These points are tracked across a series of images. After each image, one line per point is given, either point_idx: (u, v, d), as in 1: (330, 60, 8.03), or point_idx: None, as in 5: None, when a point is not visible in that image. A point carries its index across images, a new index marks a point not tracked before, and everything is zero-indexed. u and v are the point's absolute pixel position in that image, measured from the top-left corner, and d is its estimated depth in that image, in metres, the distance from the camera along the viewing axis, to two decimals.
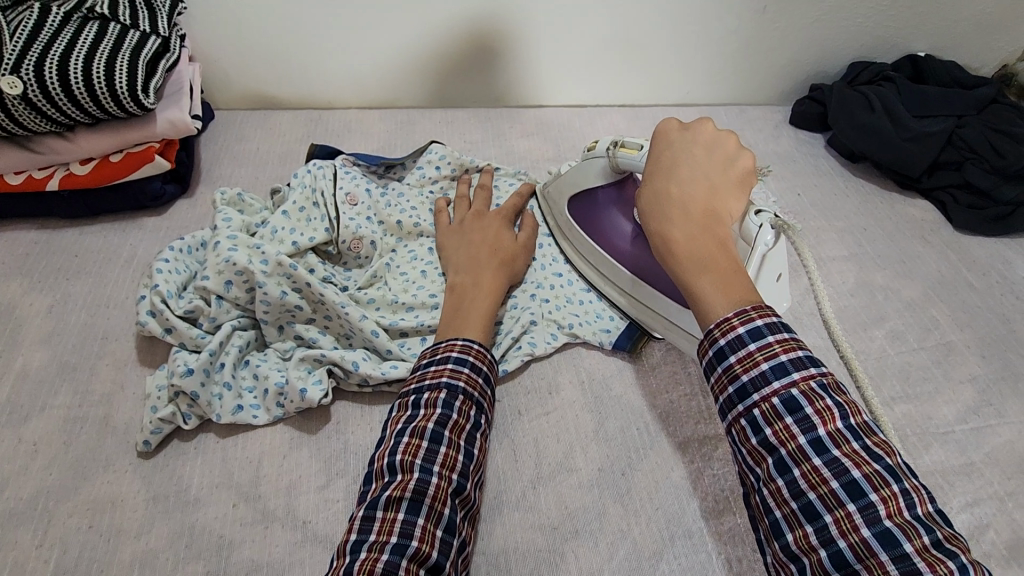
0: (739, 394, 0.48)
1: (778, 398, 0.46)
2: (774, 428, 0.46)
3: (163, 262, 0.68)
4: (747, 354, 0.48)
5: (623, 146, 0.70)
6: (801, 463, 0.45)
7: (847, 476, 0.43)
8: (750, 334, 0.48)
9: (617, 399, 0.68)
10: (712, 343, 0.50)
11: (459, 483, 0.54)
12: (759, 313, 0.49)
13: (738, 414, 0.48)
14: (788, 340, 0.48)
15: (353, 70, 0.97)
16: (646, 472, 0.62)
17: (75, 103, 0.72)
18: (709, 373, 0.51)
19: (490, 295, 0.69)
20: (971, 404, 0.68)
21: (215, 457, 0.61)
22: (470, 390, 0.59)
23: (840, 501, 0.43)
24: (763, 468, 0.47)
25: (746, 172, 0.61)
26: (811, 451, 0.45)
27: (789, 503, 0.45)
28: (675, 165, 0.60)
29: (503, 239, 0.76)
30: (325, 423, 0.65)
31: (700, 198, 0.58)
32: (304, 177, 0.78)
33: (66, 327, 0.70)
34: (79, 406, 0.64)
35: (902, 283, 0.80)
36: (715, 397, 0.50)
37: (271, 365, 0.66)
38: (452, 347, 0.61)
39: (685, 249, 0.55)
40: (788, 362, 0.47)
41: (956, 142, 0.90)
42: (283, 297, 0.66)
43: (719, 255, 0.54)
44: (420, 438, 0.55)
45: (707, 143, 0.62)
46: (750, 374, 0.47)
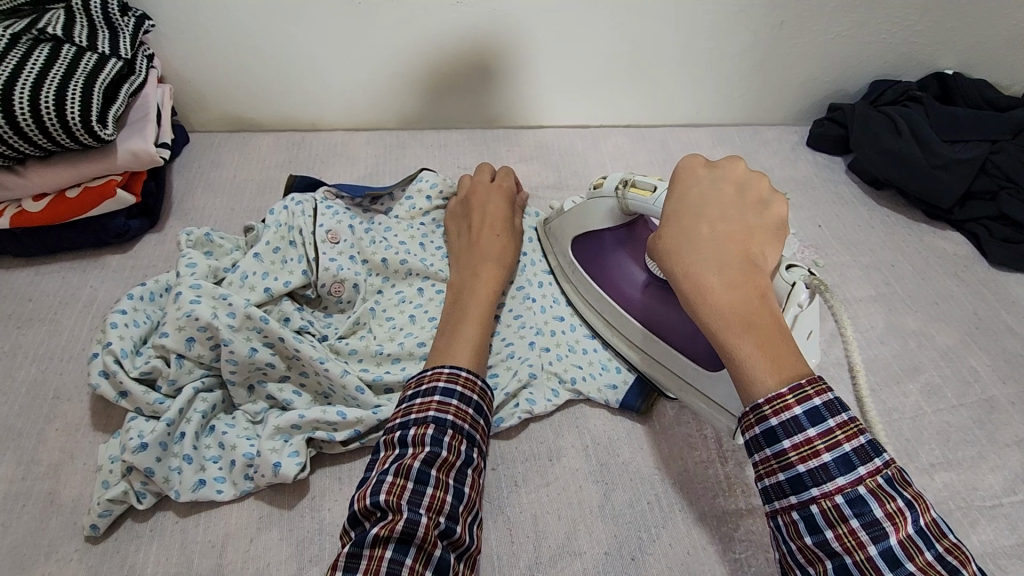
0: (792, 485, 0.41)
1: (843, 496, 0.40)
2: (837, 530, 0.40)
3: (119, 314, 0.61)
4: (806, 441, 0.41)
5: (634, 185, 0.61)
6: (868, 575, 0.39)
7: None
8: (807, 416, 0.41)
9: (624, 467, 0.61)
10: (761, 420, 0.43)
11: (447, 526, 0.47)
12: (815, 389, 0.42)
13: (790, 506, 0.42)
14: (851, 425, 0.41)
15: (337, 90, 0.90)
16: (659, 556, 0.55)
17: (22, 135, 0.65)
18: (753, 452, 0.44)
19: (488, 280, 0.66)
20: (1018, 470, 0.61)
21: (173, 540, 0.54)
22: (460, 423, 0.53)
23: None
24: (818, 570, 0.41)
25: (781, 219, 0.52)
26: (882, 563, 0.38)
27: None
28: (704, 206, 0.51)
29: (503, 220, 0.74)
30: (300, 497, 0.58)
31: (734, 242, 0.49)
32: (280, 214, 0.71)
33: (14, 384, 0.63)
34: (23, 479, 0.57)
35: (936, 327, 0.73)
36: (761, 480, 0.43)
37: (239, 431, 0.59)
38: (438, 375, 0.55)
39: (723, 298, 0.46)
40: (853, 454, 0.40)
41: (990, 170, 0.83)
42: (252, 354, 0.59)
43: (763, 312, 0.45)
44: (406, 477, 0.48)
45: (738, 183, 0.53)
46: (807, 464, 0.41)
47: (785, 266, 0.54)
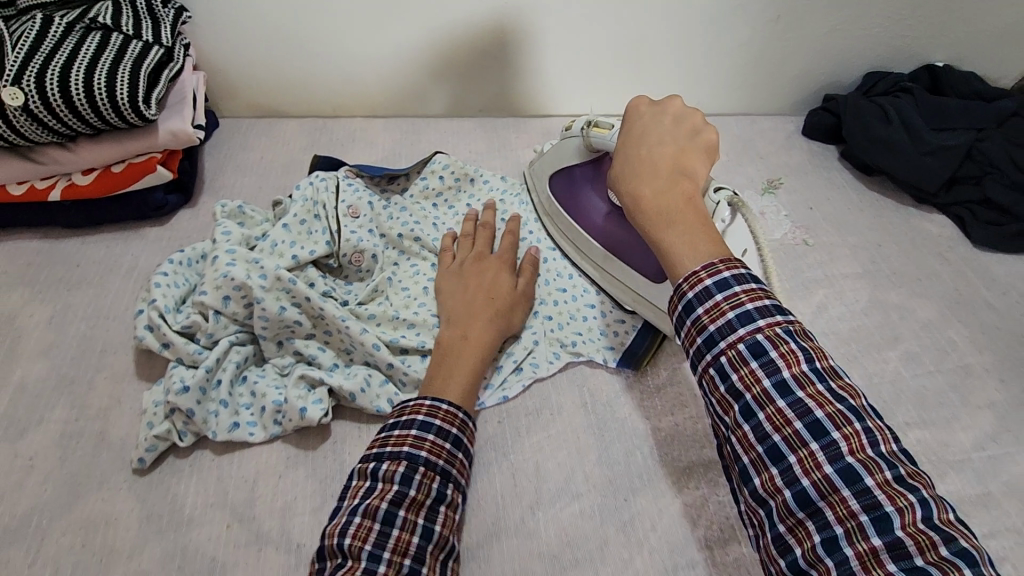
0: (707, 344, 0.46)
1: (744, 343, 0.45)
2: (740, 373, 0.44)
3: (162, 275, 0.67)
4: (714, 305, 0.46)
5: (596, 126, 0.74)
6: (765, 407, 0.43)
7: (810, 417, 0.42)
8: (716, 285, 0.46)
9: (620, 422, 0.66)
10: (681, 297, 0.48)
11: (411, 569, 0.48)
12: (726, 265, 0.47)
13: (707, 364, 0.46)
14: (755, 291, 0.46)
15: (357, 79, 0.96)
16: (649, 498, 0.60)
17: (76, 113, 0.72)
18: (680, 329, 0.49)
19: (479, 339, 0.65)
20: (989, 430, 0.66)
21: (210, 475, 0.60)
22: (434, 459, 0.54)
23: (804, 441, 0.42)
24: (731, 417, 0.45)
25: (712, 140, 0.61)
26: (776, 393, 0.43)
27: (756, 448, 0.43)
28: (645, 134, 0.61)
29: (504, 282, 0.71)
30: (323, 440, 0.64)
31: (666, 161, 0.58)
32: (306, 189, 0.77)
33: (65, 339, 0.70)
34: (75, 421, 0.63)
35: (918, 302, 0.77)
36: (686, 351, 0.48)
37: (269, 381, 0.65)
38: (419, 408, 0.57)
39: (652, 202, 0.55)
40: (754, 311, 0.45)
41: (976, 157, 0.87)
42: (282, 312, 0.65)
43: (685, 207, 0.53)
44: (372, 518, 0.49)
45: (675, 116, 0.62)
46: (716, 324, 0.46)
47: (714, 189, 0.65)
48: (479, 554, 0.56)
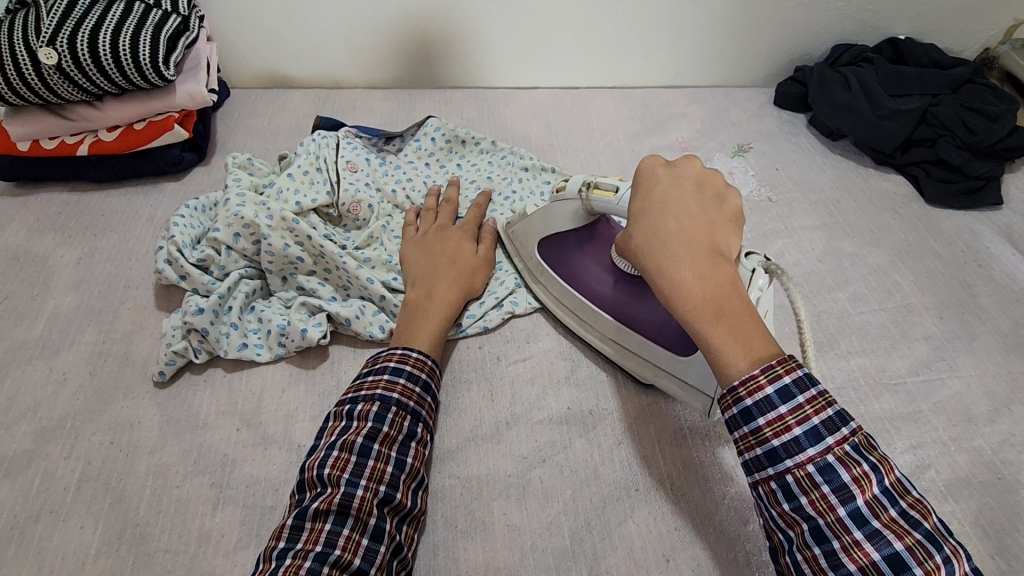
0: (769, 458, 0.45)
1: (813, 465, 0.44)
2: (810, 496, 0.44)
3: (180, 217, 0.75)
4: (777, 418, 0.45)
5: (597, 187, 0.64)
6: (840, 535, 0.43)
7: (887, 548, 0.42)
8: (778, 394, 0.45)
9: (588, 348, 0.73)
10: (736, 400, 0.46)
11: (387, 493, 0.53)
12: (785, 368, 0.45)
13: (768, 477, 0.46)
14: (818, 399, 0.45)
15: (357, 50, 1.04)
16: (612, 411, 0.67)
17: (103, 73, 0.80)
18: (733, 429, 0.48)
19: (444, 300, 0.69)
20: (924, 358, 0.72)
21: (222, 387, 0.68)
22: (405, 400, 0.59)
23: (883, 574, 0.42)
24: (796, 533, 0.45)
25: (736, 207, 0.55)
26: (851, 523, 0.43)
27: (827, 572, 0.43)
28: (668, 204, 0.54)
29: (464, 249, 0.76)
30: (322, 360, 0.71)
31: (701, 234, 0.52)
32: (309, 146, 0.84)
33: (93, 276, 0.78)
34: (103, 343, 0.71)
35: (869, 250, 0.84)
36: (742, 455, 0.47)
37: (274, 310, 0.73)
38: (391, 356, 0.62)
39: (693, 286, 0.49)
40: (821, 425, 0.44)
41: (930, 120, 0.94)
42: (286, 249, 0.73)
43: (733, 298, 0.48)
44: (349, 452, 0.54)
45: (694, 181, 0.56)
46: (781, 439, 0.45)
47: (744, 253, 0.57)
48: (459, 455, 0.63)
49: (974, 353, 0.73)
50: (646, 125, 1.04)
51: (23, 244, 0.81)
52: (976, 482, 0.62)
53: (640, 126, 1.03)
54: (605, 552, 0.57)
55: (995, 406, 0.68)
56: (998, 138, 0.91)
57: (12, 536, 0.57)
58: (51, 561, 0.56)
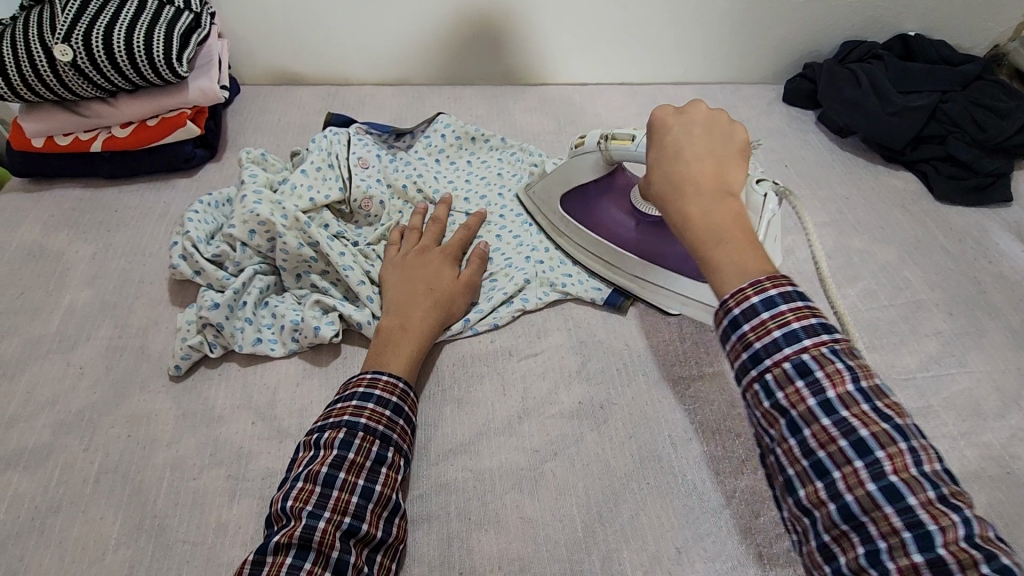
0: (752, 360, 0.44)
1: (789, 362, 0.43)
2: (785, 390, 0.43)
3: (194, 213, 0.76)
4: (759, 322, 0.43)
5: (614, 137, 0.69)
6: (811, 425, 0.42)
7: (855, 435, 0.40)
8: (766, 306, 0.44)
9: (599, 343, 0.73)
10: (726, 313, 0.45)
11: (352, 525, 0.52)
12: (772, 281, 0.44)
13: (750, 378, 0.44)
14: (803, 309, 0.44)
15: (367, 47, 1.04)
16: (623, 405, 0.67)
17: (117, 70, 0.80)
18: (722, 341, 0.46)
19: (416, 328, 0.67)
20: (933, 354, 0.73)
21: (237, 382, 0.69)
22: (373, 425, 0.58)
23: (849, 460, 0.41)
24: (776, 430, 0.44)
25: (741, 143, 0.57)
26: (820, 413, 0.42)
27: (801, 462, 0.43)
28: (677, 147, 0.55)
29: (441, 274, 0.73)
30: (335, 356, 0.72)
31: (709, 171, 0.53)
32: (321, 142, 0.85)
33: (108, 271, 0.79)
34: (119, 337, 0.72)
35: (878, 247, 0.85)
36: (727, 360, 0.46)
37: (287, 306, 0.73)
38: (360, 380, 0.61)
39: (703, 216, 0.50)
40: (800, 328, 0.43)
41: (940, 117, 0.94)
42: (299, 248, 0.73)
43: (735, 226, 0.49)
44: (313, 483, 0.53)
45: (703, 120, 0.57)
46: (761, 341, 0.43)
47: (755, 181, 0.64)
48: (471, 448, 0.64)
49: (984, 349, 0.73)
50: None
51: (39, 240, 0.81)
52: (985, 477, 0.63)
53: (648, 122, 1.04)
54: (617, 544, 0.58)
55: (1004, 402, 0.69)
56: (1008, 134, 0.90)
57: (33, 527, 0.58)
58: (72, 551, 0.57)
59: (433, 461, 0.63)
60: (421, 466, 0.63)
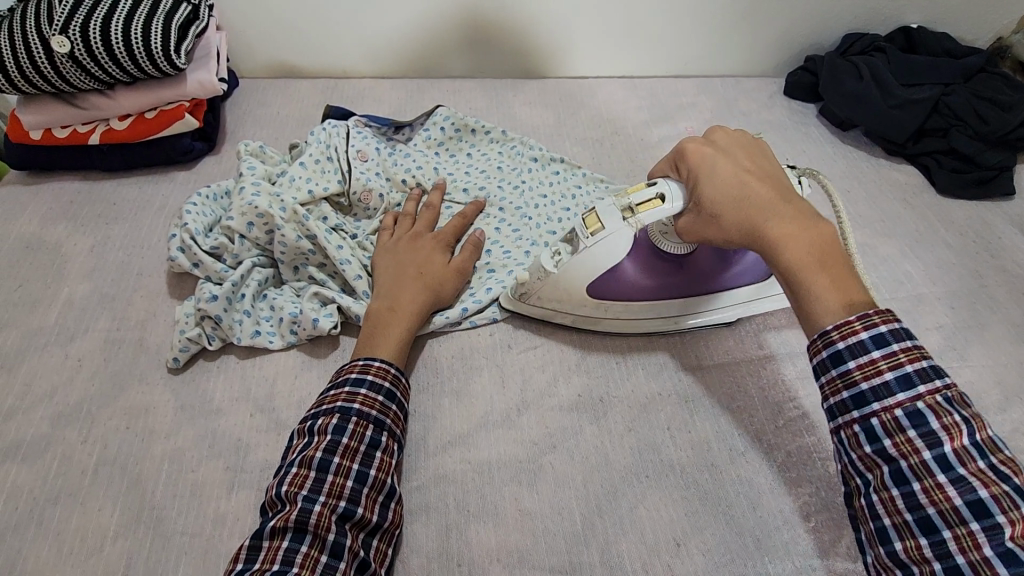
0: (855, 401, 0.46)
1: (901, 409, 0.44)
2: (894, 439, 0.44)
3: (192, 205, 0.76)
4: (869, 361, 0.46)
5: (638, 207, 0.63)
6: (922, 477, 0.43)
7: (972, 494, 0.42)
8: (872, 339, 0.46)
9: (599, 336, 0.73)
10: (828, 344, 0.47)
11: (346, 509, 0.52)
12: (882, 318, 0.46)
13: (851, 420, 0.46)
14: (914, 350, 0.45)
15: (366, 40, 1.04)
16: (622, 398, 0.67)
17: (115, 61, 0.80)
18: (820, 376, 0.49)
19: (409, 313, 0.67)
20: (934, 348, 0.72)
21: (235, 374, 0.69)
22: (367, 410, 0.58)
23: (963, 519, 0.41)
24: (875, 475, 0.46)
25: (772, 156, 0.61)
26: (935, 466, 0.43)
27: (903, 514, 0.44)
28: (728, 174, 0.56)
29: (432, 258, 0.73)
30: (333, 349, 0.72)
31: (780, 193, 0.54)
32: (320, 135, 0.84)
33: (106, 263, 0.78)
34: (117, 329, 0.72)
35: (879, 240, 0.84)
36: (827, 400, 0.48)
37: (286, 298, 0.73)
38: (353, 367, 0.61)
39: (803, 245, 0.50)
40: (914, 373, 0.45)
41: (943, 110, 0.93)
42: (298, 240, 0.73)
43: (834, 248, 0.50)
44: (308, 468, 0.53)
45: (732, 145, 0.60)
46: (869, 382, 0.46)
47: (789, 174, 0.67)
48: (470, 440, 0.64)
49: (985, 343, 0.73)
50: (655, 115, 1.03)
51: (37, 232, 0.81)
52: None
53: (649, 116, 1.03)
54: (615, 536, 0.57)
55: (1005, 395, 0.68)
56: (1012, 127, 0.89)
57: (32, 518, 0.58)
58: (71, 542, 0.57)
59: (432, 454, 0.63)
60: (420, 457, 0.63)
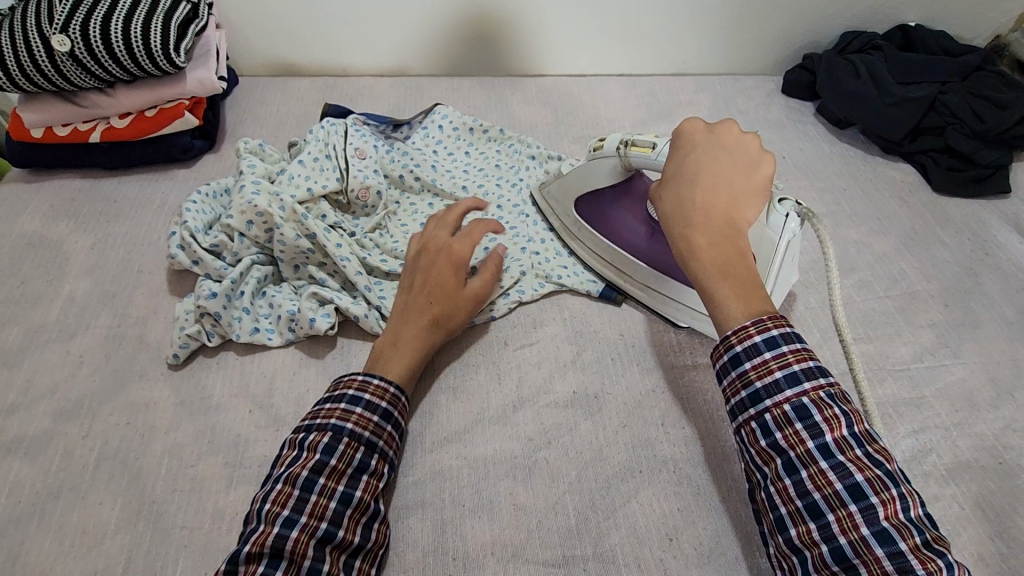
0: (752, 399, 0.50)
1: (790, 404, 0.48)
2: (784, 432, 0.48)
3: (192, 203, 0.77)
4: (761, 361, 0.50)
5: (634, 144, 0.68)
6: (808, 466, 0.47)
7: (850, 479, 0.45)
8: (765, 342, 0.50)
9: (594, 333, 0.74)
10: (728, 348, 0.51)
11: (328, 532, 0.51)
12: (774, 322, 0.51)
13: (749, 417, 0.50)
14: (801, 351, 0.50)
15: (366, 39, 1.04)
16: (617, 394, 0.68)
17: (115, 60, 0.80)
18: (723, 378, 0.53)
19: (410, 351, 0.65)
20: (928, 345, 0.73)
21: (234, 370, 0.70)
22: (360, 430, 0.57)
23: (843, 502, 0.45)
24: (771, 469, 0.49)
25: (767, 177, 0.61)
26: (818, 455, 0.47)
27: (795, 502, 0.47)
28: (698, 169, 0.60)
29: (448, 288, 0.68)
30: (330, 348, 0.72)
31: (719, 206, 0.57)
32: (318, 133, 0.85)
33: (107, 261, 0.79)
34: (118, 326, 0.73)
35: (875, 238, 0.85)
36: (728, 400, 0.52)
37: (285, 296, 0.74)
38: (351, 383, 0.60)
39: (706, 252, 0.55)
40: (801, 372, 0.49)
41: (939, 108, 0.93)
42: (297, 239, 0.73)
43: (738, 261, 0.55)
44: (292, 486, 0.52)
45: (728, 143, 0.61)
46: (763, 380, 0.50)
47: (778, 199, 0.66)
48: (467, 437, 0.64)
49: (979, 340, 0.74)
50: (653, 113, 1.04)
51: (38, 230, 0.82)
52: (977, 467, 0.63)
53: (647, 114, 1.03)
54: (609, 531, 0.58)
55: (998, 393, 0.69)
56: (1007, 126, 0.89)
57: (33, 512, 0.59)
58: (72, 536, 0.58)
59: (428, 449, 0.64)
60: (416, 454, 0.63)
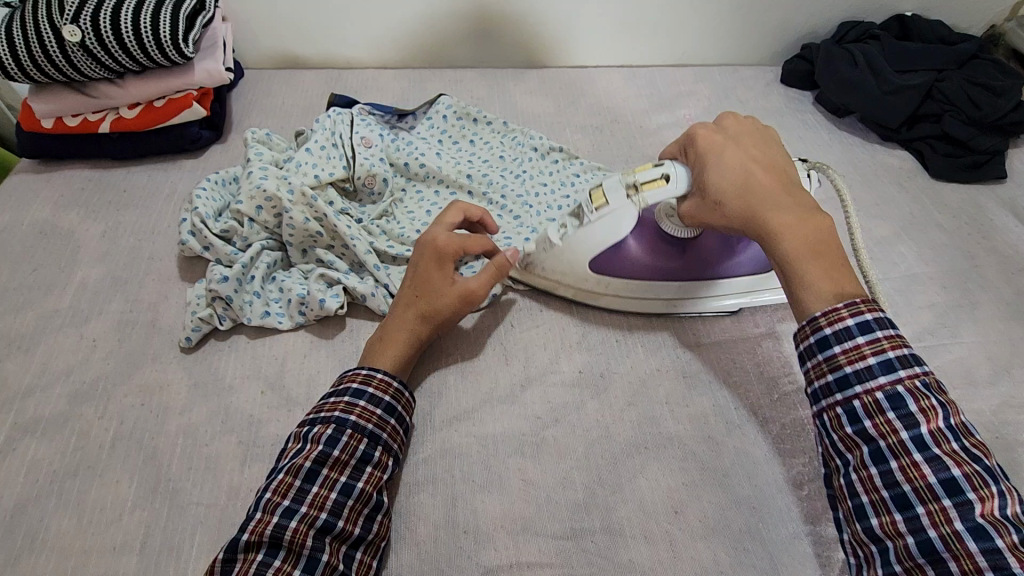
0: (840, 384, 0.51)
1: (883, 392, 0.49)
2: (875, 420, 0.49)
3: (202, 190, 0.78)
4: (854, 347, 0.50)
5: (643, 184, 0.65)
6: (899, 456, 0.48)
7: (945, 473, 0.46)
8: (858, 327, 0.51)
9: (600, 316, 0.75)
10: (816, 330, 0.52)
11: (327, 522, 0.52)
12: (867, 307, 0.51)
13: (835, 402, 0.51)
14: (896, 337, 0.50)
15: (370, 32, 1.06)
16: (622, 374, 0.69)
17: (124, 49, 0.81)
18: (807, 361, 0.54)
19: (394, 344, 0.64)
20: (927, 325, 0.74)
21: (246, 352, 0.71)
22: (362, 423, 0.57)
23: (936, 495, 0.46)
24: (855, 455, 0.50)
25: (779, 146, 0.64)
26: (912, 446, 0.47)
27: (880, 491, 0.48)
28: (733, 155, 0.61)
29: (429, 281, 0.66)
30: (340, 330, 0.73)
31: (777, 185, 0.59)
32: (325, 122, 0.86)
33: (118, 248, 0.80)
34: (131, 311, 0.74)
35: (874, 223, 0.86)
36: (813, 384, 0.53)
37: (294, 280, 0.75)
38: (355, 376, 0.60)
39: (794, 231, 0.55)
40: (896, 359, 0.49)
41: (936, 95, 0.94)
42: (306, 223, 0.75)
43: (824, 234, 0.56)
44: (293, 476, 0.53)
45: (738, 128, 0.64)
46: (854, 366, 0.50)
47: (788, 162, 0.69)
48: (477, 415, 0.66)
49: (977, 320, 0.75)
50: (654, 103, 1.05)
51: (50, 218, 0.83)
52: None
53: (647, 104, 1.05)
54: (616, 505, 0.59)
55: (996, 370, 0.70)
56: (1004, 112, 0.91)
57: (52, 490, 0.60)
58: (90, 513, 0.59)
59: (438, 427, 0.65)
60: (428, 431, 0.65)
